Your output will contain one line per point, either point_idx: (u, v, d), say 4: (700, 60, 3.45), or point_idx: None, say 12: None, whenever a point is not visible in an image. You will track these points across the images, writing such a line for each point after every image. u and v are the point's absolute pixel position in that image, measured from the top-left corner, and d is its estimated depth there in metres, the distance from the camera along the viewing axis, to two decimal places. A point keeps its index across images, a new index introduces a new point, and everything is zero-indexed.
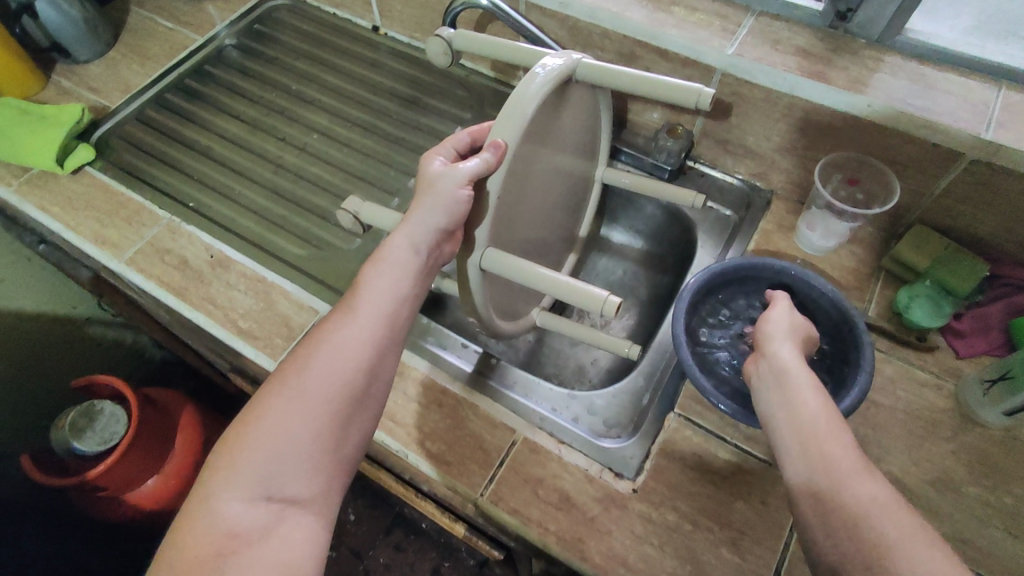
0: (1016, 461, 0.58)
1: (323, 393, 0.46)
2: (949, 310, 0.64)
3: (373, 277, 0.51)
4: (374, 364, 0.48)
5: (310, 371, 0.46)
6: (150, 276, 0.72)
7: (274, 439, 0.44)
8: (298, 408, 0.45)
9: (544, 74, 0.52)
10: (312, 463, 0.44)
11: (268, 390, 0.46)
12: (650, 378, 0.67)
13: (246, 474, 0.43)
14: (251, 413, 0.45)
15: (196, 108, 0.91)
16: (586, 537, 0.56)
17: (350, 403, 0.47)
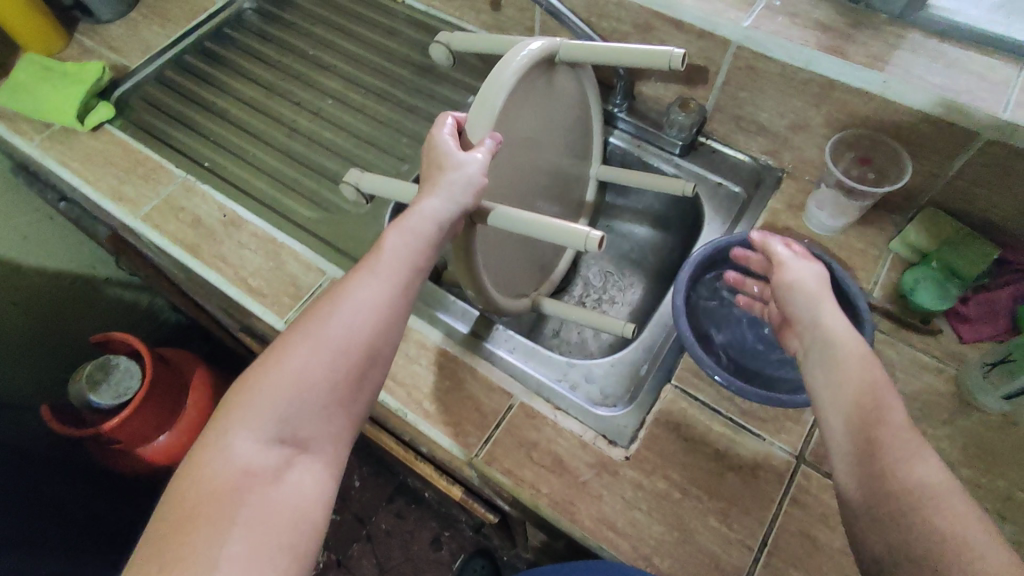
0: (1013, 447, 0.58)
1: (339, 346, 0.45)
2: (955, 292, 0.63)
3: (399, 234, 0.50)
4: (393, 321, 0.48)
5: (332, 322, 0.46)
6: (164, 232, 0.74)
7: (294, 384, 0.44)
8: (315, 359, 0.45)
9: (525, 55, 0.54)
10: (325, 413, 0.44)
11: (285, 337, 0.46)
12: (649, 350, 0.67)
13: (263, 416, 0.43)
14: (267, 360, 0.45)
15: (214, 71, 0.92)
16: (577, 500, 0.57)
17: (367, 358, 0.46)
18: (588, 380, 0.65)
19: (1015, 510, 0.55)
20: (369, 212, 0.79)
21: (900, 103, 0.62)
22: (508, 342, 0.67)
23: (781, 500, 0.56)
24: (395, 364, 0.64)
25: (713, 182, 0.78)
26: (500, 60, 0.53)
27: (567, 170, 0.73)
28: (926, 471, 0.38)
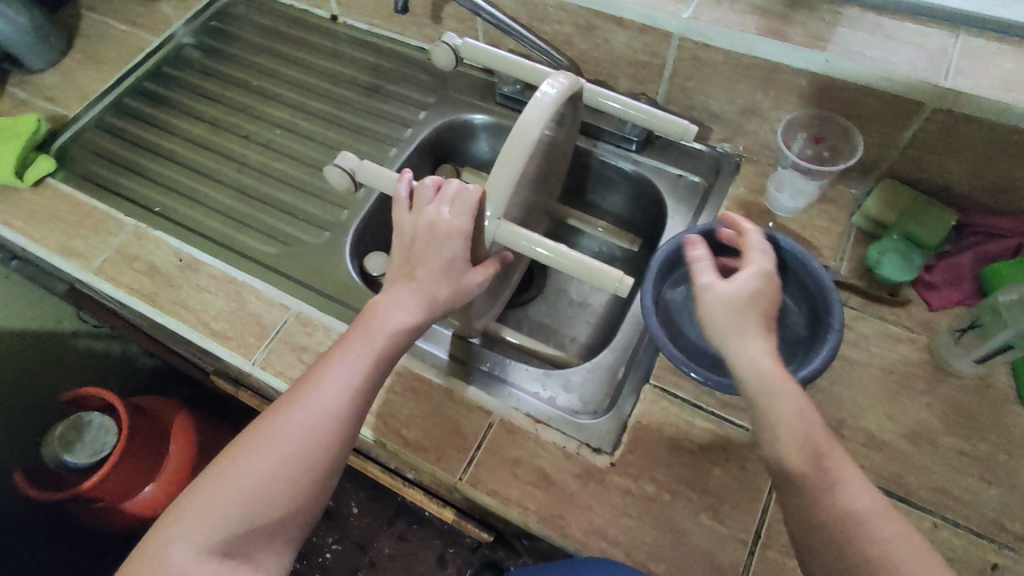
0: (992, 409, 0.58)
1: (289, 461, 0.47)
2: (919, 262, 0.64)
3: (352, 339, 0.52)
4: (348, 437, 0.49)
5: (279, 432, 0.48)
6: (119, 284, 0.72)
7: (235, 495, 0.46)
8: (264, 471, 0.47)
9: (546, 100, 0.53)
10: (271, 528, 0.47)
11: (243, 442, 0.48)
12: (624, 351, 0.66)
13: (205, 526, 0.45)
14: (223, 463, 0.48)
15: (156, 112, 0.90)
16: (566, 513, 0.56)
17: (319, 474, 0.48)
18: (566, 389, 0.64)
19: (998, 471, 0.55)
20: (330, 241, 0.76)
21: (842, 80, 0.62)
22: (486, 359, 0.66)
23: (769, 489, 0.56)
24: None
25: (672, 174, 0.77)
26: (524, 112, 0.53)
27: (545, 197, 0.76)
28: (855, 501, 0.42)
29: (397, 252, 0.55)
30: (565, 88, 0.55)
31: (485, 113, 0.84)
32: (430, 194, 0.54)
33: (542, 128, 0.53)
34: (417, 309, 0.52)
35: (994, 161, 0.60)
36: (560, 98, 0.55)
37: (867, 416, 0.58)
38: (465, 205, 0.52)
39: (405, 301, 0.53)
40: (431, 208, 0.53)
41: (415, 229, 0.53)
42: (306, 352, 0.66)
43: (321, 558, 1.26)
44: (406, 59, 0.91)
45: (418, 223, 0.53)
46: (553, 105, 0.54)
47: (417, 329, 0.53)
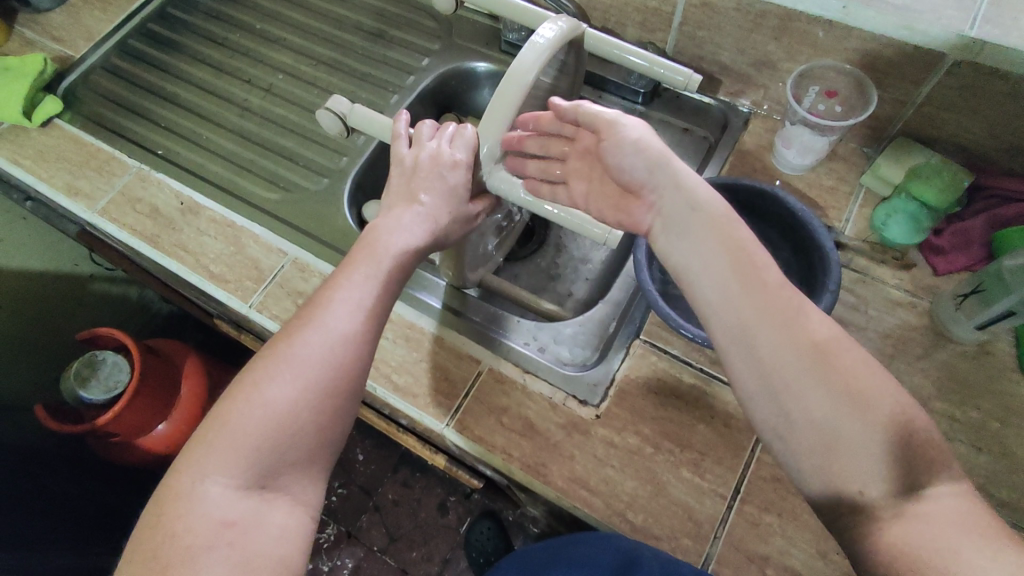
0: (989, 376, 0.57)
1: (314, 383, 0.47)
2: (927, 226, 0.62)
3: (358, 267, 0.51)
4: (367, 354, 0.50)
5: (296, 358, 0.47)
6: (123, 225, 0.73)
7: (263, 423, 0.45)
8: (290, 395, 0.46)
9: (543, 45, 0.51)
10: (304, 453, 0.47)
11: (258, 373, 0.47)
12: (617, 306, 0.66)
13: (238, 459, 0.44)
14: (240, 394, 0.47)
15: (161, 54, 0.89)
16: (549, 462, 0.57)
17: (343, 392, 0.48)
18: (556, 340, 0.64)
19: (989, 438, 0.54)
20: (328, 188, 0.76)
21: (861, 29, 0.59)
22: (479, 310, 0.66)
23: (752, 447, 0.56)
24: None
25: (678, 129, 0.75)
26: (518, 56, 0.50)
27: None
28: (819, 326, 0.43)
29: (391, 191, 0.56)
30: (564, 31, 0.53)
31: (489, 61, 0.82)
32: (430, 132, 0.56)
33: (537, 75, 0.51)
34: (427, 234, 0.53)
35: (1015, 120, 0.57)
36: (558, 43, 0.53)
37: None
38: (464, 139, 0.53)
39: (409, 227, 0.53)
40: (432, 142, 0.55)
41: (417, 162, 0.55)
42: (302, 297, 0.67)
43: (327, 500, 1.30)
44: (412, 4, 0.89)
45: (420, 157, 0.55)
46: (549, 52, 0.52)
47: (423, 252, 0.54)
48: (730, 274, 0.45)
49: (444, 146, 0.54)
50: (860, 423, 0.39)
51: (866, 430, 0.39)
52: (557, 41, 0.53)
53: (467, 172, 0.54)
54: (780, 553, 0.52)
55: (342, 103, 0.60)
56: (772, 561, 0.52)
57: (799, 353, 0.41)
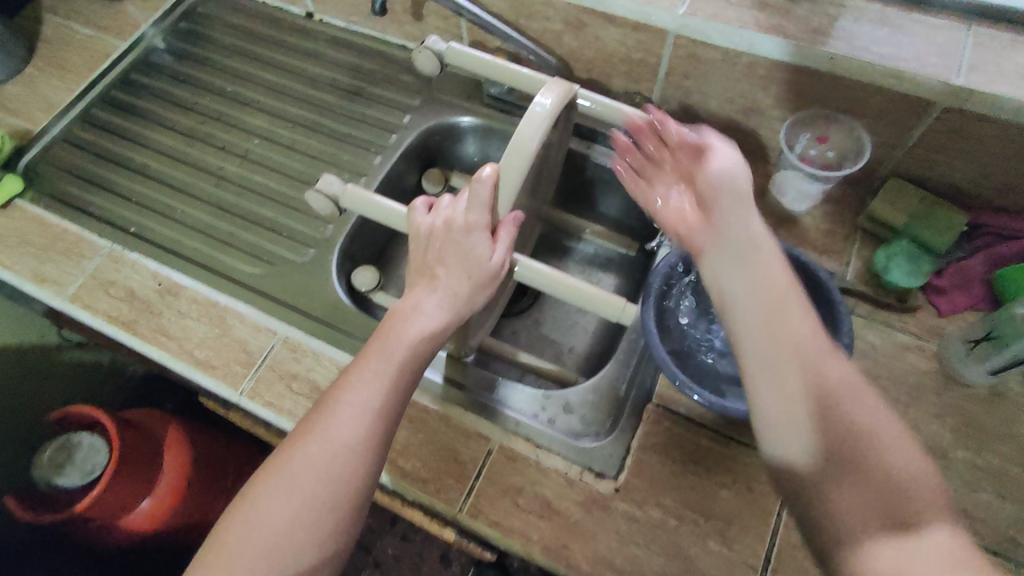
0: (1004, 420, 0.56)
1: (314, 495, 0.44)
2: (927, 268, 0.62)
3: (366, 366, 0.48)
4: (374, 461, 0.46)
5: (298, 467, 0.44)
6: (97, 312, 0.68)
7: (260, 542, 0.42)
8: (285, 512, 0.43)
9: (545, 113, 0.50)
10: (303, 574, 0.42)
11: (259, 484, 0.45)
12: (625, 367, 0.64)
13: (237, 574, 0.41)
14: (243, 506, 0.44)
15: (127, 123, 0.85)
16: (571, 543, 0.54)
17: (345, 505, 0.44)
18: (567, 410, 0.62)
19: (1013, 484, 0.54)
20: (315, 259, 0.73)
21: (848, 77, 0.58)
22: (485, 382, 0.64)
23: (778, 511, 0.54)
24: None
25: None
26: (522, 124, 0.49)
27: (538, 203, 0.73)
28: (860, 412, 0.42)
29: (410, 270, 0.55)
30: (560, 97, 0.51)
31: (472, 115, 0.81)
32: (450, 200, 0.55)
33: (538, 147, 0.50)
34: (447, 309, 0.51)
35: (1007, 161, 0.58)
36: (556, 110, 0.51)
37: None
38: (478, 199, 0.51)
39: (429, 310, 0.51)
40: (448, 210, 0.54)
41: (432, 229, 0.54)
42: (294, 379, 0.64)
43: None
44: (388, 60, 0.87)
45: (437, 225, 0.54)
46: (550, 121, 0.50)
47: (447, 334, 0.51)
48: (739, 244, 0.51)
49: (456, 214, 0.53)
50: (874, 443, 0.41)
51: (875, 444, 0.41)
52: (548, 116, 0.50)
53: (481, 234, 0.52)
54: None
55: (332, 182, 0.60)
56: None
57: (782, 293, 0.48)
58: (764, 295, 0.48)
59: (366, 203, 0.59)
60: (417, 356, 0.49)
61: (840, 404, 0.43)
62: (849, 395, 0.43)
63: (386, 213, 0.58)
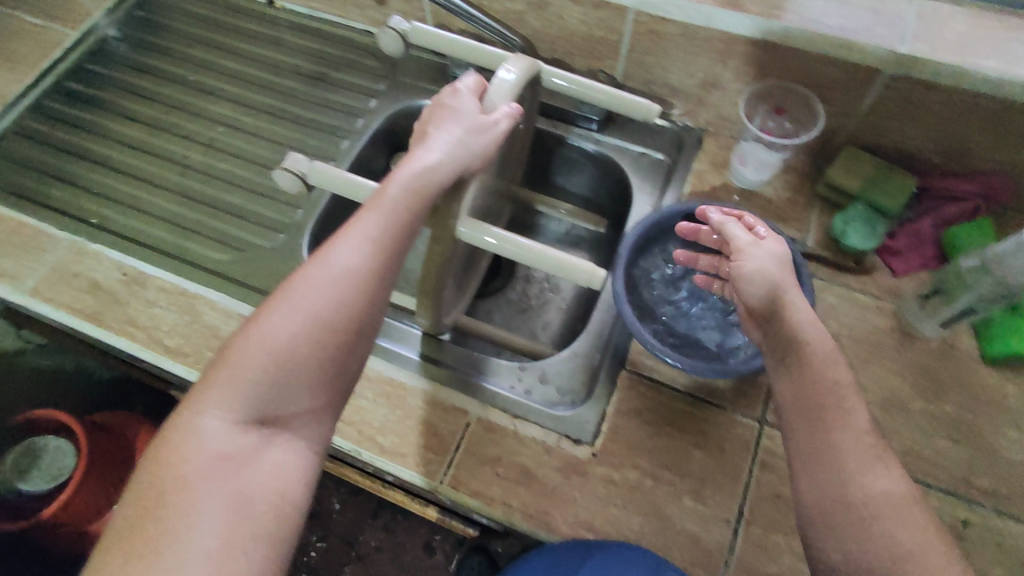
0: (957, 371, 0.59)
1: (319, 317, 0.43)
2: (882, 230, 0.65)
3: (370, 206, 0.47)
4: (378, 290, 0.45)
5: (302, 294, 0.44)
6: (59, 305, 0.67)
7: (265, 358, 0.42)
8: (291, 330, 0.42)
9: (512, 80, 0.53)
10: (306, 394, 0.43)
11: (257, 313, 0.44)
12: (599, 337, 0.65)
13: (239, 394, 0.41)
14: (247, 328, 0.43)
15: (83, 113, 0.83)
16: (551, 509, 0.55)
17: (349, 329, 0.44)
18: (543, 381, 0.63)
19: (967, 430, 0.57)
20: (285, 245, 0.72)
21: (801, 49, 0.61)
22: (462, 358, 0.64)
23: (749, 467, 0.56)
24: None
25: (635, 153, 0.76)
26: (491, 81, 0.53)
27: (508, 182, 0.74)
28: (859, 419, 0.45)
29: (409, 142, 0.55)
30: (524, 71, 0.53)
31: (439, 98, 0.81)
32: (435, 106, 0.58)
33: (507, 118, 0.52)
34: (443, 147, 0.49)
35: (951, 125, 0.61)
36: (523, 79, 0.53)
37: None
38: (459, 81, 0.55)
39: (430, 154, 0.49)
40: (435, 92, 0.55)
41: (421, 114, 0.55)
42: None
43: (306, 558, 1.09)
44: (352, 45, 0.86)
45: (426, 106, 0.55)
46: (514, 92, 0.53)
47: (449, 177, 0.49)
48: (791, 338, 0.47)
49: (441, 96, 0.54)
50: (883, 519, 0.41)
51: (861, 485, 0.42)
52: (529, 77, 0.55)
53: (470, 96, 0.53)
54: (789, 571, 0.52)
55: (302, 161, 0.60)
56: None
57: (828, 366, 0.46)
58: (818, 394, 0.45)
59: (339, 180, 0.58)
60: (425, 194, 0.48)
61: (877, 494, 0.42)
62: (874, 466, 0.43)
63: (361, 193, 0.58)
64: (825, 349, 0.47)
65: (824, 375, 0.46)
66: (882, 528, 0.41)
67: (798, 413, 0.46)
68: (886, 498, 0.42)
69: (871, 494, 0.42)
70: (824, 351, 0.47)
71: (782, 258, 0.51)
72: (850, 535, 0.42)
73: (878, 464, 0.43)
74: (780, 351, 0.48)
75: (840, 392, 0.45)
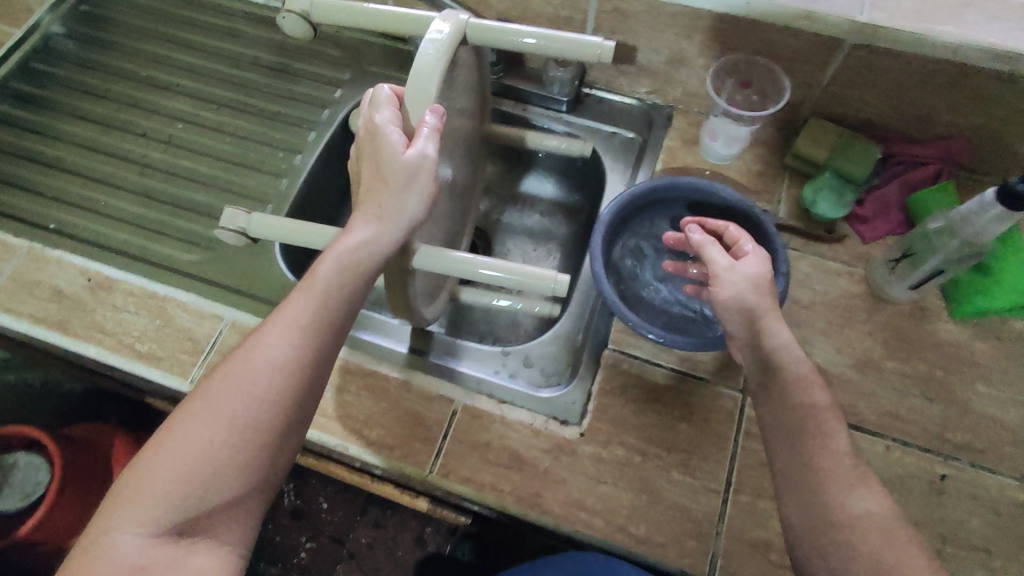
0: (929, 331, 0.61)
1: (240, 416, 0.42)
2: (851, 198, 0.66)
3: (296, 293, 0.47)
4: (305, 379, 0.44)
5: (223, 391, 0.42)
6: (21, 315, 0.64)
7: (183, 464, 0.40)
8: (209, 433, 0.41)
9: (439, 45, 0.48)
10: (229, 496, 0.41)
11: (178, 413, 0.43)
12: (580, 318, 0.66)
13: (157, 504, 0.39)
14: (167, 431, 0.42)
15: (33, 116, 0.79)
16: (542, 491, 0.55)
17: (273, 424, 0.43)
18: (527, 364, 0.63)
19: (940, 388, 0.58)
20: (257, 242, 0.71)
21: (764, 21, 0.61)
22: (445, 346, 0.64)
23: (734, 436, 0.57)
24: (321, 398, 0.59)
25: (606, 133, 0.76)
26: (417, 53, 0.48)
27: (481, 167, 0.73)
28: (843, 442, 0.44)
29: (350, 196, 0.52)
30: (453, 31, 0.49)
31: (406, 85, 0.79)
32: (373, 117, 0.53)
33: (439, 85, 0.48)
34: (376, 215, 0.47)
35: (911, 92, 0.62)
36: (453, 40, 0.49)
37: (816, 352, 0.61)
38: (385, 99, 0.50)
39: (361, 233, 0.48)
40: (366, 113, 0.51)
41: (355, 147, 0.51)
42: None
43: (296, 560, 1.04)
44: None
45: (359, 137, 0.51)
46: (446, 54, 0.48)
47: (382, 249, 0.47)
48: (770, 362, 0.48)
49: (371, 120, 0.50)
50: (871, 538, 0.40)
51: (851, 508, 0.42)
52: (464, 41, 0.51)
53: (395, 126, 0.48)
54: (778, 536, 0.53)
55: (236, 215, 0.60)
56: (775, 547, 0.53)
57: (806, 394, 0.46)
58: (796, 419, 0.45)
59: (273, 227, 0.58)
60: (353, 278, 0.47)
61: (863, 516, 0.41)
62: (858, 489, 0.42)
63: (295, 234, 0.57)
64: (803, 371, 0.47)
65: (801, 392, 0.46)
66: (869, 548, 0.40)
67: (783, 437, 0.45)
68: (873, 521, 0.41)
69: (855, 517, 0.41)
70: (801, 374, 0.47)
71: (761, 282, 0.51)
72: (839, 558, 0.40)
73: (863, 485, 0.43)
74: (766, 381, 0.47)
75: (816, 419, 0.45)
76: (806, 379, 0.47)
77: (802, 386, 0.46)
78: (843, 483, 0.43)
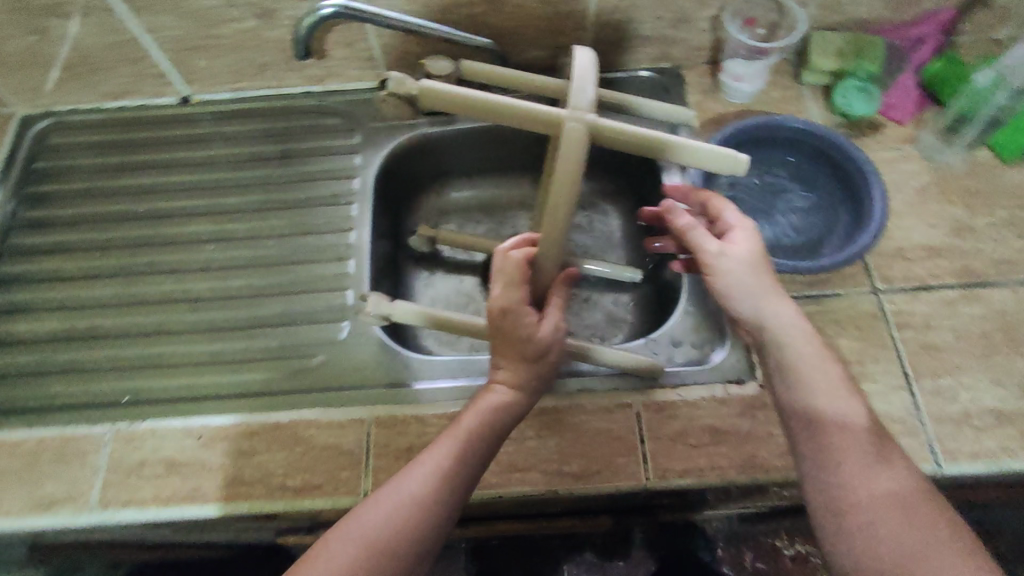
0: (991, 181, 0.67)
1: (376, 545, 0.46)
2: (877, 91, 0.72)
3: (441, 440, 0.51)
4: (441, 520, 0.48)
5: (368, 516, 0.47)
6: (143, 502, 0.57)
7: None
8: (348, 556, 0.45)
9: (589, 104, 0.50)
10: None
11: (328, 531, 0.47)
12: (699, 281, 0.66)
13: None
14: (316, 549, 0.47)
15: (34, 295, 0.70)
16: (755, 452, 0.56)
17: (401, 555, 0.46)
18: (676, 342, 0.63)
19: None
20: (352, 332, 0.67)
21: None
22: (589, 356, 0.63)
23: (889, 333, 0.61)
24: (508, 453, 0.57)
25: None
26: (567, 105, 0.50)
27: None
28: (847, 410, 0.48)
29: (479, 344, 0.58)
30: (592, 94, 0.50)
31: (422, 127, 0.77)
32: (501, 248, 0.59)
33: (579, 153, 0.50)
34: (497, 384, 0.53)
35: None
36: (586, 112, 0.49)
37: (914, 234, 0.65)
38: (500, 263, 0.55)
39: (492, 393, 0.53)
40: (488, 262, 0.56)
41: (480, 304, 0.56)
42: (411, 452, 0.58)
43: None
44: (299, 111, 0.80)
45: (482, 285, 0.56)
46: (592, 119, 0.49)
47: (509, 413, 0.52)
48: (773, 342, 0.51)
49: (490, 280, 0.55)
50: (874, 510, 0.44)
51: (861, 489, 0.45)
52: (578, 147, 0.49)
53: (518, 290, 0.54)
54: (970, 401, 0.57)
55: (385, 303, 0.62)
56: (974, 413, 0.57)
57: (827, 369, 0.50)
58: (807, 395, 0.49)
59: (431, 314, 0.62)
60: (484, 435, 0.51)
61: (875, 490, 0.44)
62: (868, 459, 0.46)
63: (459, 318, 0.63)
64: (806, 352, 0.50)
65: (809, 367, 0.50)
66: (879, 516, 0.43)
67: (800, 407, 0.49)
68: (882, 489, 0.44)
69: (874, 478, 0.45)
70: (807, 350, 0.50)
71: (752, 258, 0.53)
72: (856, 531, 0.43)
73: (880, 449, 0.46)
74: (774, 364, 0.51)
75: (834, 391, 0.49)
76: (813, 356, 0.50)
77: (812, 362, 0.50)
78: (854, 456, 0.46)
